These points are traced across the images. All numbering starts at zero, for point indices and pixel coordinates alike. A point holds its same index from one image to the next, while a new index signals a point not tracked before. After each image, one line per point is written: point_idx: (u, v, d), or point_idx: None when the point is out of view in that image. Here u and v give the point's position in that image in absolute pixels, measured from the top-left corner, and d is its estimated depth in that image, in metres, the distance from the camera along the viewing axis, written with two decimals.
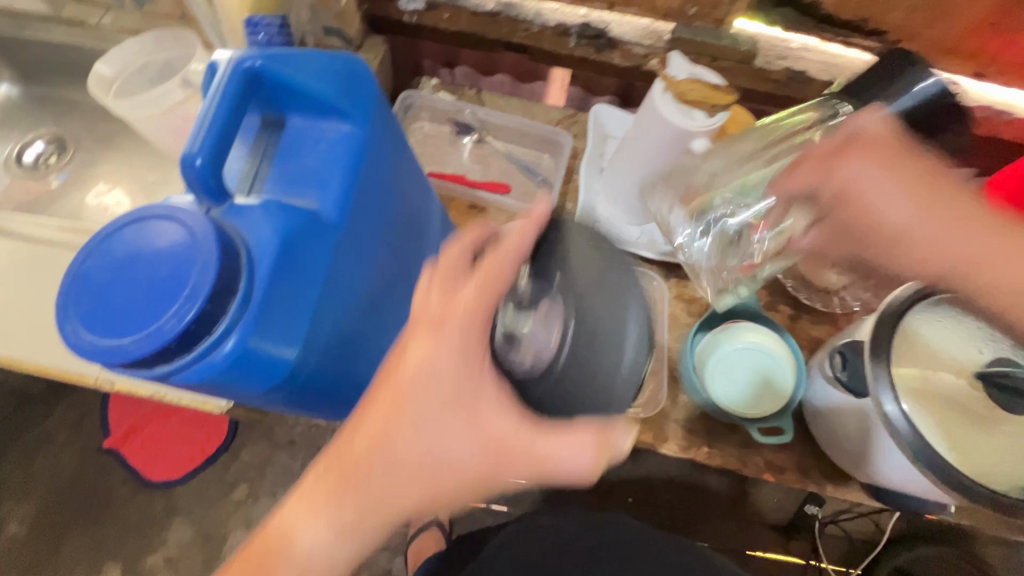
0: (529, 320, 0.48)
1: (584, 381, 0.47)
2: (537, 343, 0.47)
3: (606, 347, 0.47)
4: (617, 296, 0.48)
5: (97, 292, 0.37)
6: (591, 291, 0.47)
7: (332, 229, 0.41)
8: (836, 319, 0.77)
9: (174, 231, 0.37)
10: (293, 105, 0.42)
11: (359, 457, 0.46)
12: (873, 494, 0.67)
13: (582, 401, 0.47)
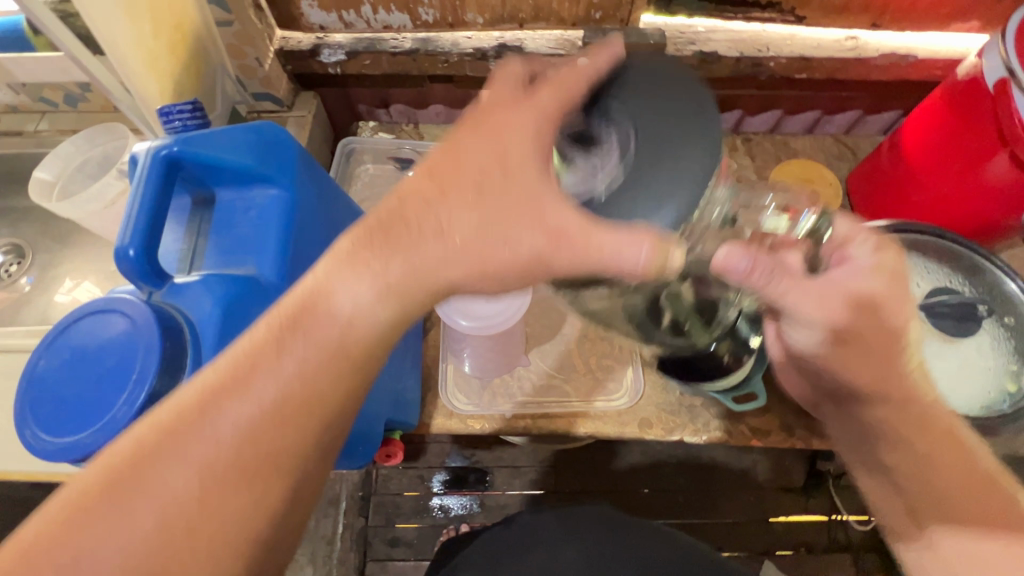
0: (589, 150, 0.43)
1: (642, 186, 0.40)
2: (588, 169, 0.42)
3: (668, 172, 0.39)
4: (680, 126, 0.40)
5: (52, 393, 0.39)
6: (655, 121, 0.41)
7: (274, 289, 0.43)
8: None
9: (116, 322, 0.39)
10: (219, 181, 0.44)
11: (203, 434, 0.36)
12: None
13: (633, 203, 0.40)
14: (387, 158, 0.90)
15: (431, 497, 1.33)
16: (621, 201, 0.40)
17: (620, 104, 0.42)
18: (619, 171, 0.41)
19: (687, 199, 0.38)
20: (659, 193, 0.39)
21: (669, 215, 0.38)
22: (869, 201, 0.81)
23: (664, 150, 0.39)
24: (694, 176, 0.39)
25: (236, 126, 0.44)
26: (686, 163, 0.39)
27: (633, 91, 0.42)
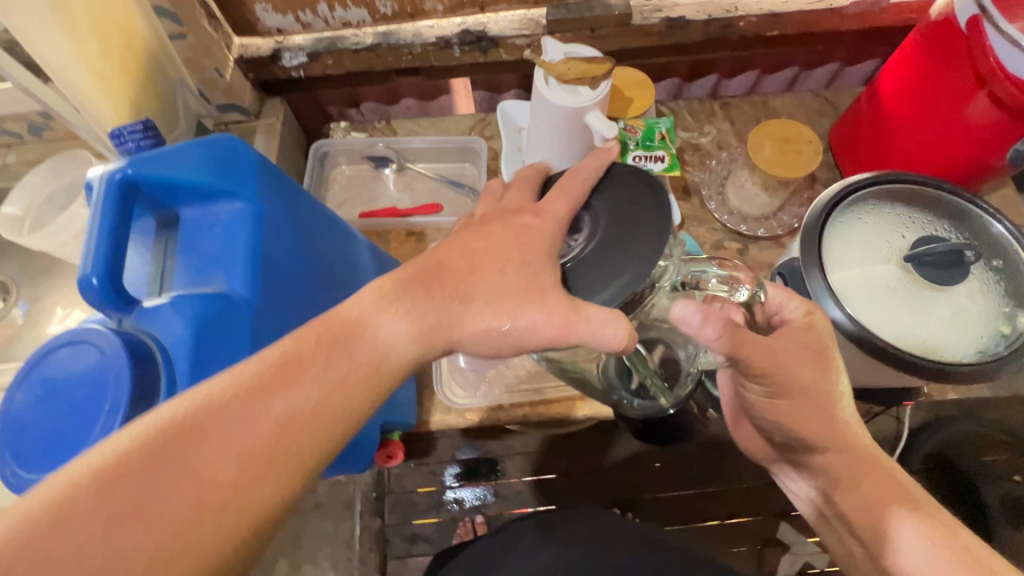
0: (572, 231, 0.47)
1: (610, 262, 0.43)
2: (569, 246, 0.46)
3: (633, 248, 0.42)
4: (652, 211, 0.44)
5: (32, 429, 0.40)
6: (628, 207, 0.45)
7: (246, 305, 0.42)
8: (781, 240, 0.79)
9: (87, 353, 0.39)
10: (181, 199, 0.44)
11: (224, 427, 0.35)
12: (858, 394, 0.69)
13: (605, 276, 0.42)
14: (362, 158, 0.89)
15: (445, 491, 1.34)
16: (580, 272, 0.44)
17: (599, 197, 0.47)
18: (587, 249, 0.44)
19: (635, 278, 0.41)
20: (613, 272, 0.42)
21: (614, 292, 0.42)
22: (853, 154, 0.79)
23: (626, 237, 0.43)
24: (642, 259, 0.42)
25: (192, 143, 0.43)
26: (642, 246, 0.42)
27: (612, 186, 0.47)
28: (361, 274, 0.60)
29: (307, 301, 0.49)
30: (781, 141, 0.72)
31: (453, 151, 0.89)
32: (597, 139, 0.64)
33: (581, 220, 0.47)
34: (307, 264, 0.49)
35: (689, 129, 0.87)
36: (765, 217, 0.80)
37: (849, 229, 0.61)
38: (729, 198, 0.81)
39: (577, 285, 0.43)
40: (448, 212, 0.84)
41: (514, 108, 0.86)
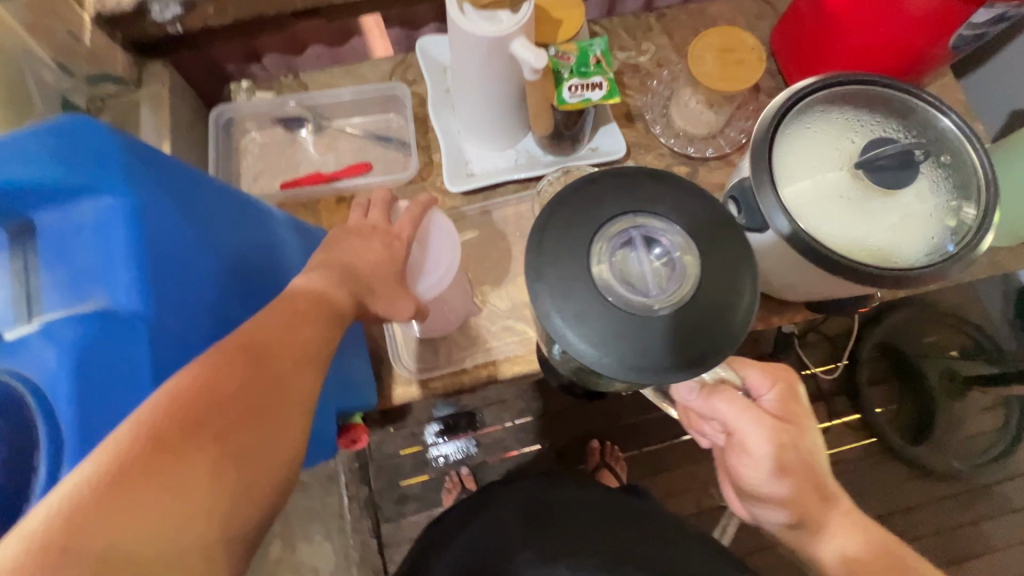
0: (636, 260, 0.36)
1: (643, 330, 0.35)
2: (621, 279, 0.36)
3: (676, 336, 0.35)
4: (726, 302, 0.36)
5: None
6: (717, 282, 0.36)
7: (137, 319, 0.36)
8: (731, 158, 0.76)
9: None
10: (29, 202, 0.36)
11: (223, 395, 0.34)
12: (815, 306, 0.70)
13: (616, 335, 0.35)
14: (272, 120, 0.79)
15: (428, 449, 1.35)
16: (572, 299, 0.35)
17: (669, 224, 0.37)
18: (638, 287, 0.36)
19: (643, 367, 0.35)
20: (618, 338, 0.35)
21: (622, 362, 0.35)
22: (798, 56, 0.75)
23: (698, 295, 0.35)
24: (699, 327, 0.35)
25: (27, 132, 0.35)
26: (707, 311, 0.35)
27: (688, 222, 0.37)
28: (285, 259, 0.54)
29: (218, 301, 0.43)
30: (723, 51, 0.67)
31: (374, 101, 0.80)
32: (526, 70, 0.57)
33: (662, 255, 0.37)
34: (212, 259, 0.43)
35: (627, 49, 0.81)
36: (712, 137, 0.76)
37: (798, 140, 0.58)
38: (674, 120, 0.76)
39: (557, 308, 0.35)
40: (378, 171, 0.77)
41: (434, 45, 0.78)
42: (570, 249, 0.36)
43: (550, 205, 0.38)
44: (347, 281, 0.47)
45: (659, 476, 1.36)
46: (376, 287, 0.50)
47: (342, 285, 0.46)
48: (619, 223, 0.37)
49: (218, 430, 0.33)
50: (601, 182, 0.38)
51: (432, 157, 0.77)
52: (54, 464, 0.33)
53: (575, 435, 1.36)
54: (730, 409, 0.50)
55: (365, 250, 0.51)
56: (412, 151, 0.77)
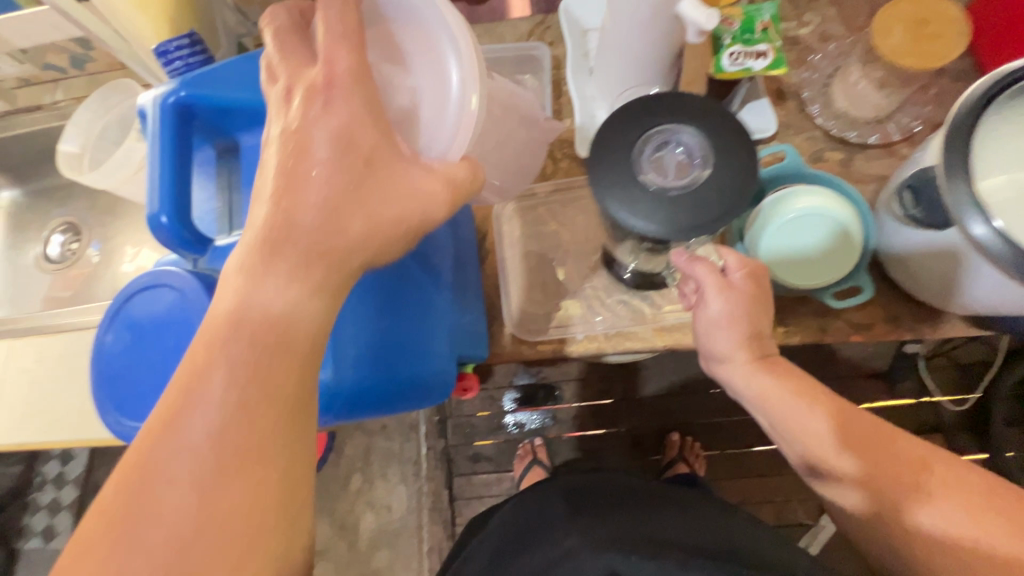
0: (658, 153, 0.49)
1: (667, 201, 0.46)
2: (652, 166, 0.49)
3: (687, 201, 0.45)
4: (733, 185, 0.45)
5: (120, 383, 0.40)
6: (717, 165, 0.46)
7: None
8: (897, 148, 0.68)
9: (161, 297, 0.39)
10: (238, 124, 0.40)
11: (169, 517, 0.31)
12: (979, 323, 0.61)
13: (643, 202, 0.46)
14: None
15: (504, 414, 1.38)
16: (617, 183, 0.47)
17: (691, 134, 0.48)
18: (662, 174, 0.48)
19: (667, 228, 0.45)
20: (651, 207, 0.46)
21: (656, 224, 0.46)
22: (998, 35, 0.65)
23: (702, 172, 0.46)
24: (706, 191, 0.45)
25: (243, 59, 0.39)
26: (709, 184, 0.45)
27: (707, 132, 0.48)
28: None
29: None
30: (915, 23, 0.59)
31: (510, 61, 0.80)
32: (691, 33, 0.54)
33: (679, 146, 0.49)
34: None
35: (786, 19, 0.74)
36: (877, 121, 0.68)
37: (1007, 127, 0.50)
38: (835, 99, 0.69)
39: (610, 202, 0.47)
40: None
41: (580, 6, 0.76)
42: (616, 144, 0.49)
43: (613, 115, 0.50)
44: (295, 188, 0.36)
45: (739, 481, 1.30)
46: (344, 238, 0.36)
47: (302, 261, 0.35)
48: (657, 130, 0.49)
49: (178, 517, 0.31)
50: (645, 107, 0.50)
51: (562, 121, 0.76)
52: None
53: (654, 423, 1.33)
54: (701, 272, 0.53)
55: (317, 178, 0.36)
56: (545, 114, 0.76)
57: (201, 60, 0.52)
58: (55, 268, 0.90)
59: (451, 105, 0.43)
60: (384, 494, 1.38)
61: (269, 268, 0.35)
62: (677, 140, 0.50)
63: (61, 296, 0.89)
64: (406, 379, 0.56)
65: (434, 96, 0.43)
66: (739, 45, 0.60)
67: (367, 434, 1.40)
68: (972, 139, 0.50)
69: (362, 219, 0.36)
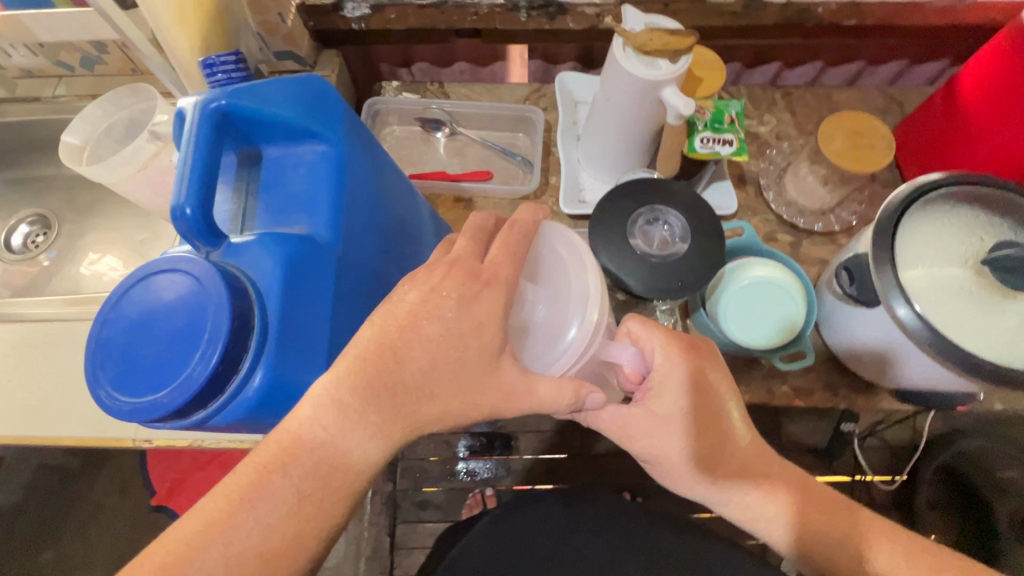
0: (643, 225, 0.55)
1: (653, 270, 0.52)
2: (637, 229, 0.55)
3: (674, 269, 0.52)
4: (713, 260, 0.52)
5: (121, 357, 0.38)
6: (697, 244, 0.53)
7: (330, 248, 0.41)
8: (837, 237, 0.77)
9: (181, 281, 0.38)
10: (265, 137, 0.42)
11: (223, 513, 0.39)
12: (903, 398, 0.69)
13: (630, 263, 0.52)
14: (414, 118, 0.87)
15: (457, 461, 1.36)
16: (612, 244, 0.53)
17: (677, 217, 0.55)
18: (649, 244, 0.54)
19: (644, 284, 0.52)
20: (633, 264, 0.52)
21: (635, 279, 0.52)
22: (919, 155, 0.78)
23: (684, 248, 0.53)
24: (683, 266, 0.52)
25: (286, 80, 0.41)
26: (690, 262, 0.52)
27: (689, 216, 0.54)
28: (424, 233, 0.58)
29: (377, 249, 0.47)
30: (853, 133, 0.70)
31: (507, 119, 0.87)
32: (671, 115, 0.62)
33: (662, 222, 0.55)
34: (382, 220, 0.48)
35: (749, 117, 0.86)
36: (822, 213, 0.78)
37: (922, 228, 0.60)
38: (788, 189, 0.79)
39: (605, 252, 0.53)
40: (497, 181, 0.83)
41: (574, 81, 0.85)
42: (615, 209, 0.55)
43: (614, 188, 0.56)
44: (391, 404, 0.40)
45: None
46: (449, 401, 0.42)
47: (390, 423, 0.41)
48: (650, 207, 0.55)
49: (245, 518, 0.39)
50: (644, 186, 0.56)
51: (549, 179, 0.83)
52: (257, 352, 0.38)
53: (607, 479, 1.34)
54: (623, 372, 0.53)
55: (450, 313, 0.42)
56: (534, 170, 0.82)
57: (243, 75, 0.54)
58: (13, 258, 0.87)
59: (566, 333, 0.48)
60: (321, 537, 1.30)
61: (339, 418, 0.40)
62: (656, 214, 0.55)
63: (13, 288, 0.85)
64: None
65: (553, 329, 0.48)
66: (709, 130, 0.68)
67: None
68: (897, 235, 0.59)
69: (435, 376, 0.41)
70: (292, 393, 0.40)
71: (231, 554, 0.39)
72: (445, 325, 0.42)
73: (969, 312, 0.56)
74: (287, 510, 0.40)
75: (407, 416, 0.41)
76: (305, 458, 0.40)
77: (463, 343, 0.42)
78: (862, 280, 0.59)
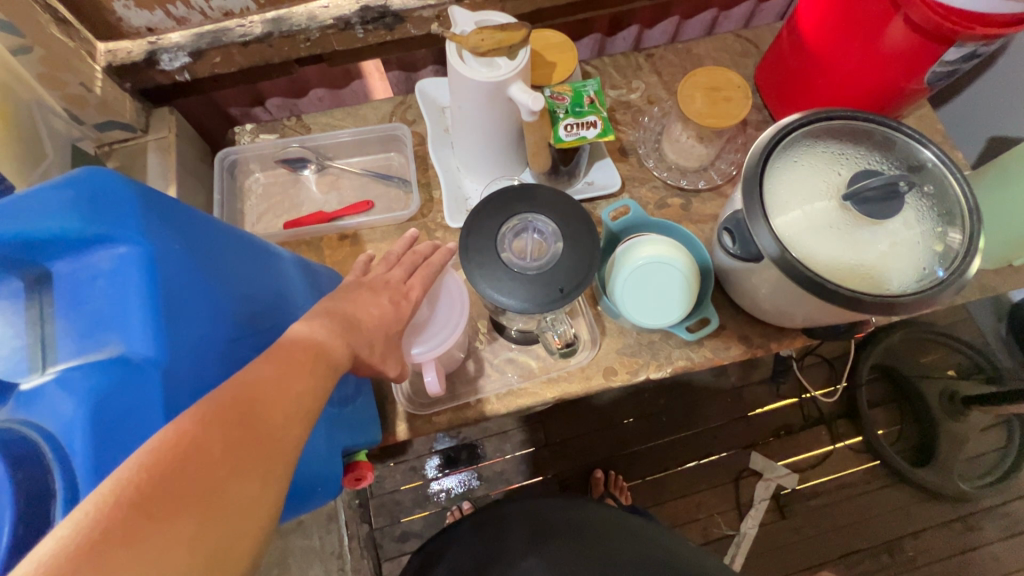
0: (512, 239, 0.53)
1: (536, 280, 0.50)
2: (507, 245, 0.53)
3: (555, 273, 0.50)
4: (590, 257, 0.51)
5: None
6: (570, 242, 0.52)
7: (151, 367, 0.36)
8: (723, 189, 0.78)
9: None
10: (48, 255, 0.37)
11: (223, 418, 0.31)
12: (811, 333, 0.70)
13: (509, 281, 0.50)
14: (276, 161, 0.81)
15: (429, 484, 1.32)
16: (487, 266, 0.51)
17: (546, 219, 0.53)
18: (522, 256, 0.52)
19: (528, 298, 0.50)
20: (512, 281, 0.50)
21: (517, 296, 0.50)
22: (781, 92, 0.80)
23: (559, 249, 0.52)
24: (562, 269, 0.51)
25: (48, 185, 0.35)
26: (568, 262, 0.51)
27: (559, 217, 0.53)
28: (292, 294, 0.54)
29: (225, 344, 0.43)
30: (710, 89, 0.70)
31: (376, 141, 0.83)
32: (524, 113, 0.60)
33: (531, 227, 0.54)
34: (221, 306, 0.43)
35: (618, 87, 0.85)
36: (703, 169, 0.79)
37: (789, 170, 0.61)
38: (667, 153, 0.79)
39: (482, 276, 0.50)
40: (379, 209, 0.79)
41: (434, 87, 0.81)
42: (483, 227, 0.52)
43: (481, 203, 0.54)
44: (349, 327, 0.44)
45: (667, 504, 1.30)
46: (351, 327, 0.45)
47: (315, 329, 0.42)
48: (516, 216, 0.53)
49: (249, 417, 0.32)
50: (508, 195, 0.54)
51: (431, 194, 0.79)
52: None
53: (579, 464, 1.32)
54: None
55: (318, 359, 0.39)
56: (413, 188, 0.78)
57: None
58: None
59: (443, 334, 0.60)
60: None
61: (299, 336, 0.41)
62: (522, 222, 0.54)
63: None
64: (310, 478, 0.51)
65: (433, 331, 0.60)
66: (572, 119, 0.67)
67: None
68: (765, 184, 0.60)
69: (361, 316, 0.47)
70: None
71: (237, 450, 0.31)
72: (380, 308, 0.50)
73: (843, 247, 0.58)
74: (280, 407, 0.34)
75: (358, 346, 0.45)
76: (280, 360, 0.37)
77: (391, 319, 0.50)
78: (745, 237, 0.59)
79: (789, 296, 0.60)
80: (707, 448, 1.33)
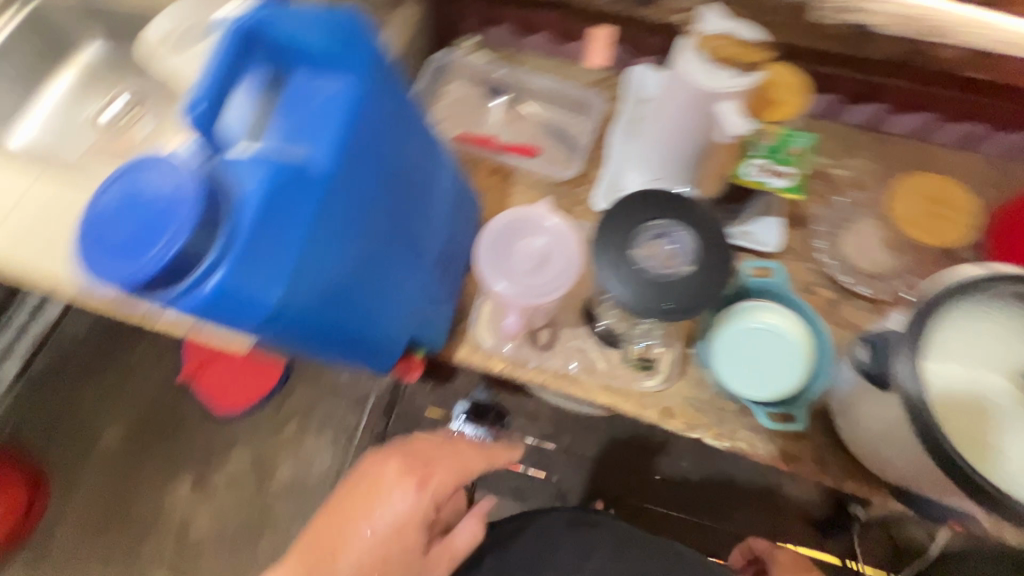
0: (648, 238, 0.52)
1: (656, 285, 0.50)
2: (640, 243, 0.52)
3: (675, 288, 0.49)
4: (716, 288, 0.50)
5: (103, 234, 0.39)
6: (705, 266, 0.50)
7: (322, 181, 0.42)
8: (883, 306, 0.70)
9: (171, 177, 0.38)
10: (295, 62, 0.43)
11: None
12: (898, 495, 0.62)
13: (630, 273, 0.50)
14: (478, 80, 0.87)
15: None
16: (615, 253, 0.51)
17: (691, 236, 0.52)
18: (651, 258, 0.51)
19: (639, 296, 0.50)
20: (631, 276, 0.50)
21: (629, 291, 0.50)
22: (1010, 241, 0.69)
23: (689, 268, 0.50)
24: (685, 287, 0.49)
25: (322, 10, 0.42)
26: (693, 284, 0.50)
27: (705, 239, 0.51)
28: (437, 189, 0.59)
29: (376, 197, 0.48)
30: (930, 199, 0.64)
31: (568, 101, 0.85)
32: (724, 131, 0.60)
33: (671, 236, 0.52)
34: (386, 166, 0.48)
35: (826, 155, 0.78)
36: (871, 276, 0.71)
37: (975, 321, 0.53)
38: (842, 243, 0.72)
39: (607, 259, 0.51)
40: (541, 160, 0.81)
41: (645, 76, 0.81)
42: (627, 218, 0.53)
43: (635, 195, 0.54)
44: None
45: None
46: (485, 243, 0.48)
47: None
48: (663, 220, 0.52)
49: None
50: (665, 198, 0.53)
51: (592, 170, 0.79)
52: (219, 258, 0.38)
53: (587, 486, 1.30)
54: None
55: None
56: (579, 157, 0.80)
57: None
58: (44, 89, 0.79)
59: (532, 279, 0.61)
60: (311, 449, 1.25)
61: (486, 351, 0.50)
62: (664, 229, 0.52)
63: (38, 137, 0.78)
64: (382, 340, 0.56)
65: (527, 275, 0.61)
66: (765, 163, 0.70)
67: (318, 391, 1.28)
68: (938, 320, 0.52)
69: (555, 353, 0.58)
70: (251, 300, 0.40)
71: None
72: None
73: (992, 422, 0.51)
74: None
75: None
76: None
77: None
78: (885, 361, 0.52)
79: (900, 445, 0.53)
80: (717, 547, 1.24)
